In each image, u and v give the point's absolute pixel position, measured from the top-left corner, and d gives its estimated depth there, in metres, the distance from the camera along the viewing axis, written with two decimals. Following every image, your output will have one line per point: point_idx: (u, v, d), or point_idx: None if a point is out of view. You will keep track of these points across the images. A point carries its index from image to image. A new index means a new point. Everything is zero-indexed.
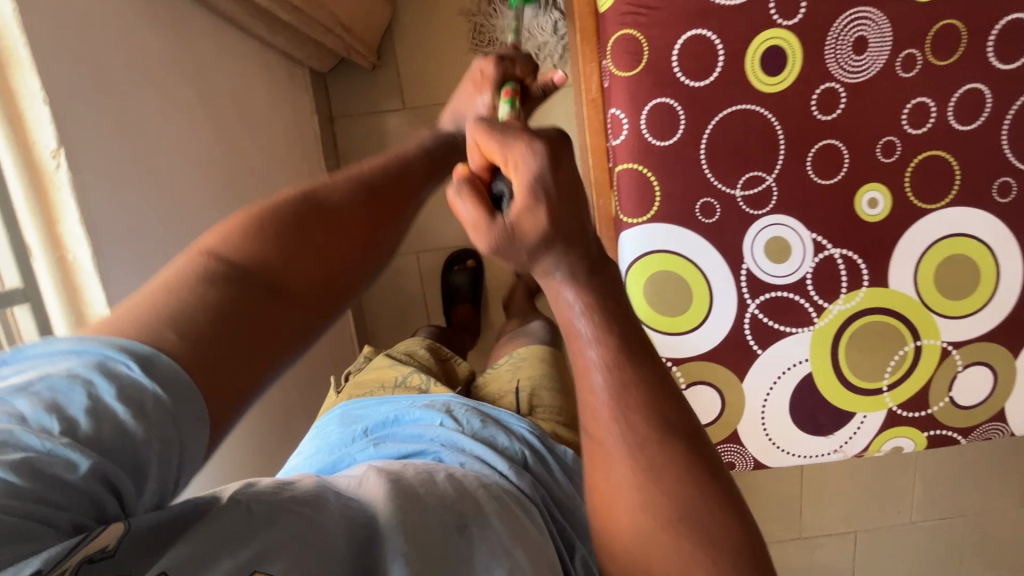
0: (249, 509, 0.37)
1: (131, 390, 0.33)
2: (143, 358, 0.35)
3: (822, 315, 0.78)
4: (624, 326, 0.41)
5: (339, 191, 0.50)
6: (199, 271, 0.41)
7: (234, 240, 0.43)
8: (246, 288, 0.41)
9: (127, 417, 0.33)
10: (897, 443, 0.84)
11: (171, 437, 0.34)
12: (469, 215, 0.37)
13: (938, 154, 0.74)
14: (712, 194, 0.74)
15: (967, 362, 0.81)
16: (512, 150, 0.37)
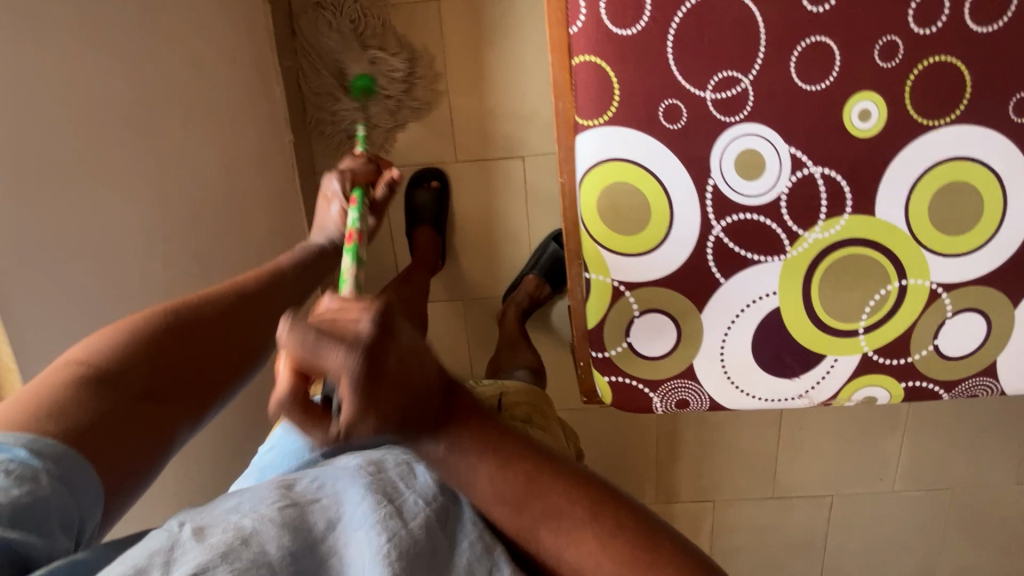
0: (184, 530, 0.43)
1: (22, 473, 0.42)
2: (28, 445, 0.43)
3: (795, 244, 0.70)
4: (488, 429, 0.46)
5: (213, 302, 0.60)
6: (71, 377, 0.49)
7: (107, 354, 0.51)
8: (116, 396, 0.49)
9: (19, 493, 0.41)
10: (870, 393, 0.77)
11: (67, 503, 0.43)
12: (300, 422, 0.41)
13: (945, 60, 0.64)
14: (678, 94, 0.66)
15: (958, 308, 0.72)
16: (330, 356, 0.37)
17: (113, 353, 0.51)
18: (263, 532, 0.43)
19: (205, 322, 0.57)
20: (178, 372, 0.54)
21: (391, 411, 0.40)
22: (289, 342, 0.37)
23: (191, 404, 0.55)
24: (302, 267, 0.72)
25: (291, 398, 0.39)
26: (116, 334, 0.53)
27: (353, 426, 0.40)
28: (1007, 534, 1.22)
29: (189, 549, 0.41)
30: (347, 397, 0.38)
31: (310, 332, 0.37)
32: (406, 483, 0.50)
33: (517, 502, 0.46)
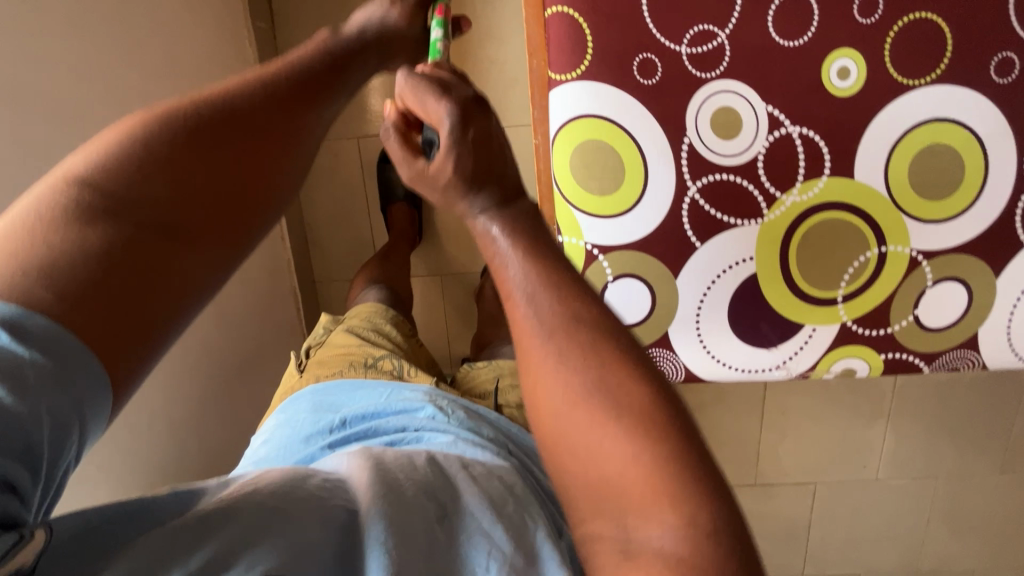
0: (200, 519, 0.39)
1: (5, 366, 0.32)
2: (8, 322, 0.33)
3: (773, 207, 0.68)
4: (544, 253, 0.43)
5: (245, 95, 0.49)
6: (63, 199, 0.38)
7: (104, 167, 0.41)
8: (130, 227, 0.39)
9: (1, 395, 0.32)
10: (848, 365, 0.75)
11: (63, 403, 0.34)
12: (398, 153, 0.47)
13: (925, 16, 0.62)
14: (653, 49, 0.64)
15: (938, 277, 0.70)
16: (436, 101, 0.45)
17: (113, 168, 0.40)
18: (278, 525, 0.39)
19: (228, 133, 0.46)
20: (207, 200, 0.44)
21: (467, 170, 0.44)
22: (410, 87, 0.47)
23: (220, 237, 0.45)
24: (321, 66, 0.56)
25: (395, 125, 0.48)
26: (122, 143, 0.42)
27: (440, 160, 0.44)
28: (990, 524, 1.20)
29: (214, 538, 0.37)
30: (445, 128, 0.44)
31: (423, 84, 0.46)
32: (405, 473, 0.48)
33: (590, 397, 0.38)
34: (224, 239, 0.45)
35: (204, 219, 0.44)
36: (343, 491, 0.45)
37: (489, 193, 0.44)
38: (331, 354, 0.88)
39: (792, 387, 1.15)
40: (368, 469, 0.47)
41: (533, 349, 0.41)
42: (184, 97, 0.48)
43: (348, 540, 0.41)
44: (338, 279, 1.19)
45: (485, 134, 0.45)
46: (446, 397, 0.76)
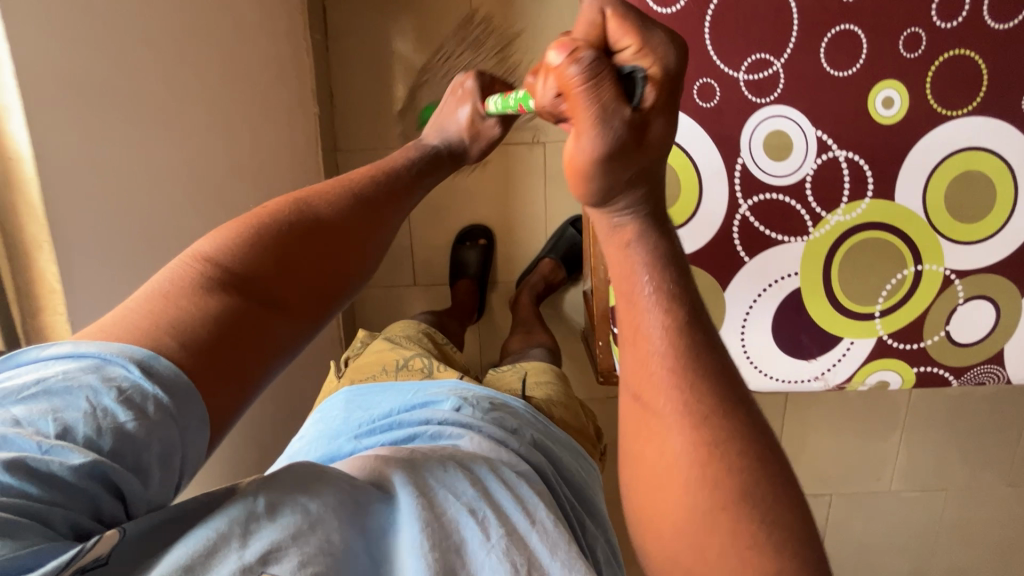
0: (259, 503, 0.39)
1: (130, 397, 0.36)
2: (141, 363, 0.37)
3: (818, 225, 0.72)
4: (680, 275, 0.39)
5: (331, 203, 0.53)
6: (195, 276, 0.44)
7: (231, 250, 0.46)
8: (245, 292, 0.45)
9: (126, 419, 0.35)
10: (883, 377, 0.78)
11: (173, 441, 0.37)
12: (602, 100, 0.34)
13: (964, 53, 0.67)
14: (712, 74, 0.68)
15: (969, 295, 0.75)
16: (650, 37, 0.35)
17: (240, 253, 0.46)
18: (327, 523, 0.39)
19: (317, 225, 0.51)
20: (306, 285, 0.49)
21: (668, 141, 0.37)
22: (606, 22, 0.36)
23: (313, 309, 0.50)
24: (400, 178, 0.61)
25: (596, 57, 0.34)
26: (244, 232, 0.48)
27: (657, 113, 0.35)
28: (994, 537, 1.25)
29: (262, 529, 0.37)
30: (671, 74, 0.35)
31: (626, 16, 0.35)
32: (435, 474, 0.48)
33: (689, 437, 0.37)
34: (315, 305, 0.50)
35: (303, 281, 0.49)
36: (374, 488, 0.46)
37: (646, 199, 0.39)
38: (367, 358, 0.88)
39: (812, 400, 1.19)
40: (396, 470, 0.48)
41: (652, 359, 0.38)
42: (286, 195, 0.53)
43: (380, 544, 0.41)
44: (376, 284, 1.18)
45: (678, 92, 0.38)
46: (473, 391, 0.73)
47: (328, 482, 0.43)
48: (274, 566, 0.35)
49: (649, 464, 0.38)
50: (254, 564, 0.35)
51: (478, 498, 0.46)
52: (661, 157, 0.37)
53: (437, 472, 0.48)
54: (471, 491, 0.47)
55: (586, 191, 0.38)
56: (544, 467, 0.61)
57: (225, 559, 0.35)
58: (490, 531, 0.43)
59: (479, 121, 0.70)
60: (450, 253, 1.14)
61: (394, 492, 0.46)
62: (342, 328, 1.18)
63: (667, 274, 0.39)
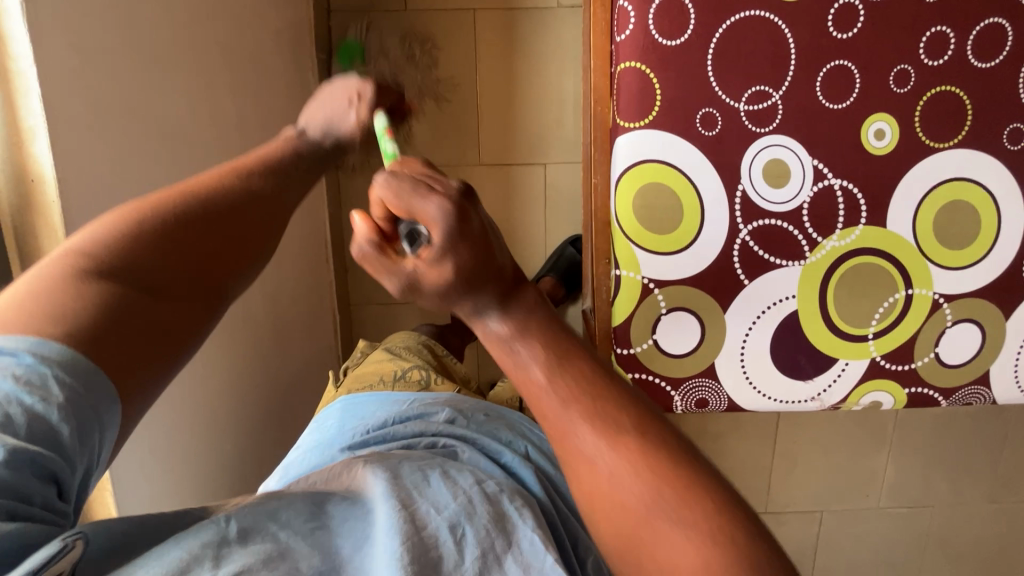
0: (231, 528, 0.43)
1: (32, 381, 0.39)
2: (32, 350, 0.40)
3: (814, 250, 0.75)
4: (550, 325, 0.42)
5: (221, 190, 0.52)
6: (67, 269, 0.44)
7: (104, 242, 0.46)
8: (122, 287, 0.45)
9: (33, 402, 0.39)
10: (875, 398, 0.81)
11: (85, 413, 0.40)
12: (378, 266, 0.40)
13: (950, 89, 0.71)
14: (714, 104, 0.70)
15: (957, 318, 0.78)
16: (423, 205, 0.39)
17: (109, 245, 0.46)
18: (297, 546, 0.43)
19: (202, 214, 0.50)
20: (191, 268, 0.49)
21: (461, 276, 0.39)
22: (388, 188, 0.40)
23: (203, 293, 0.50)
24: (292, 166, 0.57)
25: (372, 240, 0.40)
26: (122, 226, 0.47)
27: (432, 263, 0.39)
28: (979, 551, 1.28)
29: (235, 552, 0.41)
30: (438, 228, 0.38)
31: (409, 183, 0.39)
32: (419, 490, 0.51)
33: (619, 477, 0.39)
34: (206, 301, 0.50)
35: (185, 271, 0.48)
36: (356, 505, 0.49)
37: (491, 288, 0.40)
38: (366, 368, 0.88)
39: (804, 418, 1.21)
40: (380, 483, 0.50)
41: (539, 392, 0.41)
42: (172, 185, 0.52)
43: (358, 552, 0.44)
44: (373, 302, 1.21)
45: (478, 229, 0.40)
46: (466, 401, 0.75)
47: (306, 507, 0.47)
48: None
49: (610, 522, 0.39)
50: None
51: (459, 513, 0.49)
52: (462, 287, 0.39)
53: (422, 488, 0.51)
54: (452, 506, 0.49)
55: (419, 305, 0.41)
56: (536, 481, 0.61)
57: None
58: (467, 549, 0.45)
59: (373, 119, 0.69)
60: None
61: (372, 506, 0.48)
62: (339, 344, 1.18)
63: (546, 332, 0.42)
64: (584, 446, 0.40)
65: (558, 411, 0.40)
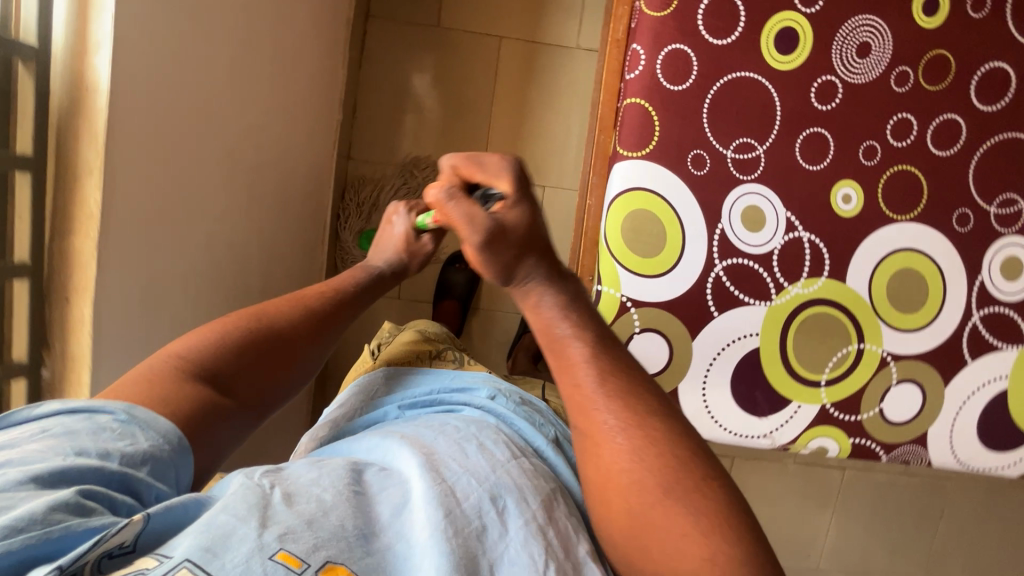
0: (274, 493, 0.42)
1: (124, 431, 0.42)
2: (127, 409, 0.43)
3: (780, 293, 0.81)
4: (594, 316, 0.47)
5: (292, 317, 0.54)
6: (167, 374, 0.47)
7: (200, 347, 0.50)
8: (201, 393, 0.47)
9: (123, 445, 0.41)
10: (822, 443, 0.85)
11: (164, 463, 0.43)
12: (461, 212, 0.47)
13: (910, 168, 0.80)
14: (705, 147, 0.78)
15: (901, 378, 0.84)
16: (487, 164, 0.51)
17: (204, 352, 0.49)
18: (340, 509, 0.42)
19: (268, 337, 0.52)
20: (259, 385, 0.52)
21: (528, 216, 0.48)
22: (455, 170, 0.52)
23: (261, 404, 0.53)
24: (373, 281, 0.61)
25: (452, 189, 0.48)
26: (218, 336, 0.51)
27: (508, 208, 0.48)
28: None
29: (280, 513, 0.40)
30: (505, 174, 0.50)
31: (471, 155, 0.51)
32: (457, 465, 0.50)
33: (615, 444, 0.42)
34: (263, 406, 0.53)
35: (256, 381, 0.51)
36: (392, 483, 0.48)
37: (542, 262, 0.48)
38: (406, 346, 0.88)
39: (756, 467, 1.24)
40: (419, 461, 0.49)
41: (579, 380, 0.44)
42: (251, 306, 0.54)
43: (388, 531, 0.43)
44: None
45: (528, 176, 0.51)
46: (504, 384, 0.75)
47: (345, 474, 0.47)
48: (290, 545, 0.37)
49: (613, 494, 0.41)
50: (271, 544, 0.37)
51: (498, 485, 0.49)
52: (531, 229, 0.48)
53: (459, 463, 0.50)
54: (492, 481, 0.49)
55: (491, 275, 0.47)
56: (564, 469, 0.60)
57: (244, 541, 0.36)
58: (510, 522, 0.45)
59: (416, 238, 0.65)
60: (440, 274, 1.20)
61: (408, 480, 0.48)
62: None
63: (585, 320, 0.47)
64: (610, 434, 0.42)
65: (589, 389, 0.43)
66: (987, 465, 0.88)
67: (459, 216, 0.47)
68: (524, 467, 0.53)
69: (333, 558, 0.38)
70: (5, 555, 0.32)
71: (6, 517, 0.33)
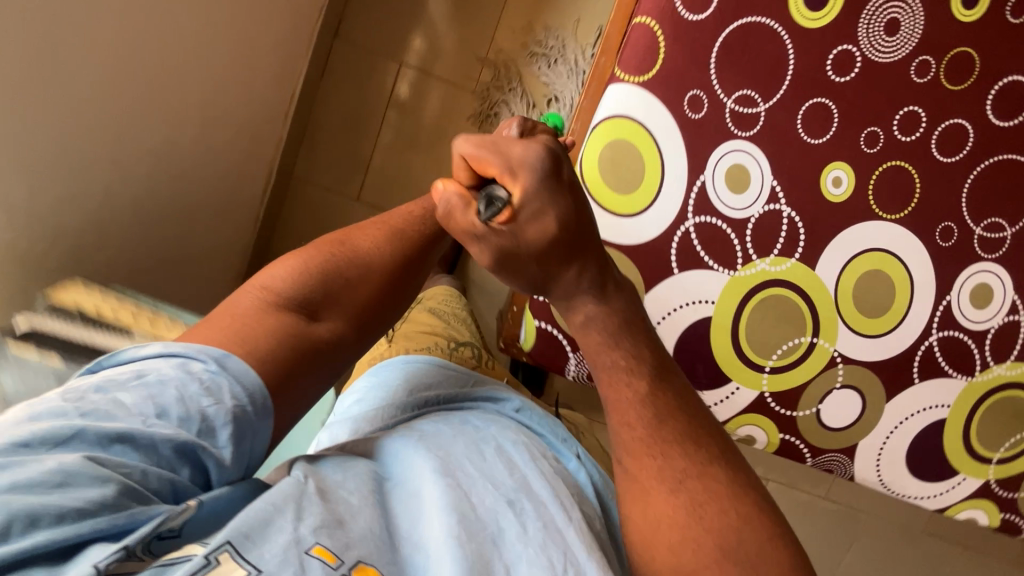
0: (306, 484, 0.42)
1: (210, 385, 0.41)
2: (217, 357, 0.42)
3: (745, 266, 0.76)
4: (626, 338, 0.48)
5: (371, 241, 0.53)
6: (257, 303, 0.47)
7: (288, 279, 0.48)
8: (295, 321, 0.47)
9: (208, 404, 0.40)
10: (750, 432, 0.82)
11: (245, 427, 0.42)
12: (467, 209, 0.41)
13: (907, 167, 0.75)
14: (706, 90, 0.72)
15: (845, 382, 0.81)
16: (509, 152, 0.42)
17: (295, 282, 0.48)
18: (361, 509, 0.42)
19: (353, 268, 0.51)
20: (356, 315, 0.51)
21: (553, 232, 0.42)
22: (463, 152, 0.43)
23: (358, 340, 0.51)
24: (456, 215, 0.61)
25: (459, 198, 0.42)
26: (313, 266, 0.50)
27: (531, 218, 0.41)
28: None
29: (313, 505, 0.40)
30: (529, 173, 0.41)
31: (492, 140, 0.42)
32: (472, 465, 0.50)
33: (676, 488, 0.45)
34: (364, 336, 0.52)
35: (348, 310, 0.50)
36: (403, 482, 0.47)
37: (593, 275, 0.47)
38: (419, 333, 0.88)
39: None
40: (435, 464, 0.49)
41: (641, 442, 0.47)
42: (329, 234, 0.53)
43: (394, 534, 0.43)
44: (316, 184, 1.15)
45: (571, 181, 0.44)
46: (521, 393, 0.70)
47: (367, 477, 0.46)
48: (319, 538, 0.38)
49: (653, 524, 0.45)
50: (305, 538, 0.37)
51: (516, 490, 0.49)
52: (556, 240, 0.43)
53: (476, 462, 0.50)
54: (509, 484, 0.49)
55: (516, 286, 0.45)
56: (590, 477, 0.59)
57: (280, 530, 0.37)
58: (526, 526, 0.46)
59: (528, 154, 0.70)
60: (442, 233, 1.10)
61: (426, 486, 0.47)
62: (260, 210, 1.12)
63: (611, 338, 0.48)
64: (666, 466, 0.46)
65: (643, 431, 0.47)
66: (907, 491, 0.86)
67: (463, 217, 0.41)
68: (543, 470, 0.53)
69: (361, 559, 0.38)
70: (70, 530, 0.33)
71: (84, 498, 0.34)
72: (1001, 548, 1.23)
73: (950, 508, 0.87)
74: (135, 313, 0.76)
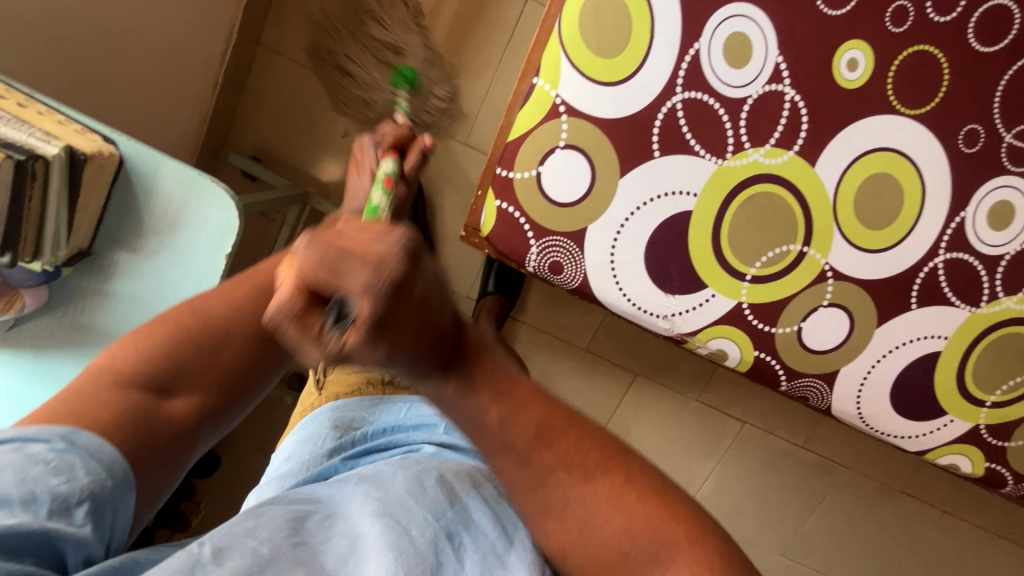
0: (202, 548, 0.38)
1: (59, 464, 0.36)
2: (64, 435, 0.37)
3: (736, 155, 0.68)
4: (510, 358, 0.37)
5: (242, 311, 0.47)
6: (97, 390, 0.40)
7: (136, 360, 0.42)
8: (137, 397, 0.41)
9: (58, 484, 0.36)
10: (721, 346, 0.76)
11: (104, 505, 0.38)
12: (298, 336, 0.31)
13: (936, 53, 0.65)
14: None
15: (834, 300, 0.73)
16: (355, 275, 0.29)
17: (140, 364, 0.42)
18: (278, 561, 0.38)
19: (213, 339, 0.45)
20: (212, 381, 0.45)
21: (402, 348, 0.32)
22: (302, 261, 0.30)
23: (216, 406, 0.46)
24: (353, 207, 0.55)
25: (288, 316, 0.30)
26: (161, 346, 0.43)
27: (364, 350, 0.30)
28: None
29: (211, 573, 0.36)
30: (375, 311, 0.29)
31: (336, 253, 0.30)
32: (415, 495, 0.44)
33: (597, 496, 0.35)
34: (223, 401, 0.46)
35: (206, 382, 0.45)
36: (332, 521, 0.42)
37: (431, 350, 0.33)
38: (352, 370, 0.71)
39: (656, 396, 1.15)
40: (371, 501, 0.43)
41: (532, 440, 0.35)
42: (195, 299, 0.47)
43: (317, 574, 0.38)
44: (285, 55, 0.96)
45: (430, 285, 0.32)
46: None
47: (288, 517, 0.41)
48: None
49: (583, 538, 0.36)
50: None
51: (454, 522, 0.43)
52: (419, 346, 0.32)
53: (417, 493, 0.45)
54: (449, 513, 0.44)
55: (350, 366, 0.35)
56: None
57: None
58: (465, 557, 0.41)
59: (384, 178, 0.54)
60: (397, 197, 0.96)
61: (353, 524, 0.42)
62: None
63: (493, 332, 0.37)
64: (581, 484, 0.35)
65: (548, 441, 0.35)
66: (886, 428, 0.80)
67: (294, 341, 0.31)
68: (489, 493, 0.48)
69: None
70: None
71: None
72: (988, 518, 1.16)
73: (931, 452, 0.80)
74: (63, 127, 0.57)
